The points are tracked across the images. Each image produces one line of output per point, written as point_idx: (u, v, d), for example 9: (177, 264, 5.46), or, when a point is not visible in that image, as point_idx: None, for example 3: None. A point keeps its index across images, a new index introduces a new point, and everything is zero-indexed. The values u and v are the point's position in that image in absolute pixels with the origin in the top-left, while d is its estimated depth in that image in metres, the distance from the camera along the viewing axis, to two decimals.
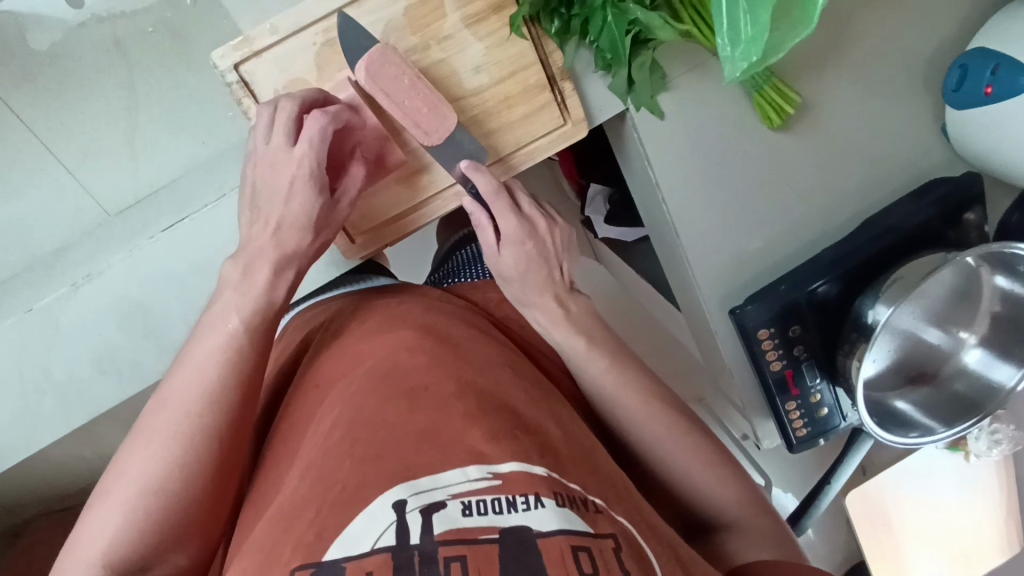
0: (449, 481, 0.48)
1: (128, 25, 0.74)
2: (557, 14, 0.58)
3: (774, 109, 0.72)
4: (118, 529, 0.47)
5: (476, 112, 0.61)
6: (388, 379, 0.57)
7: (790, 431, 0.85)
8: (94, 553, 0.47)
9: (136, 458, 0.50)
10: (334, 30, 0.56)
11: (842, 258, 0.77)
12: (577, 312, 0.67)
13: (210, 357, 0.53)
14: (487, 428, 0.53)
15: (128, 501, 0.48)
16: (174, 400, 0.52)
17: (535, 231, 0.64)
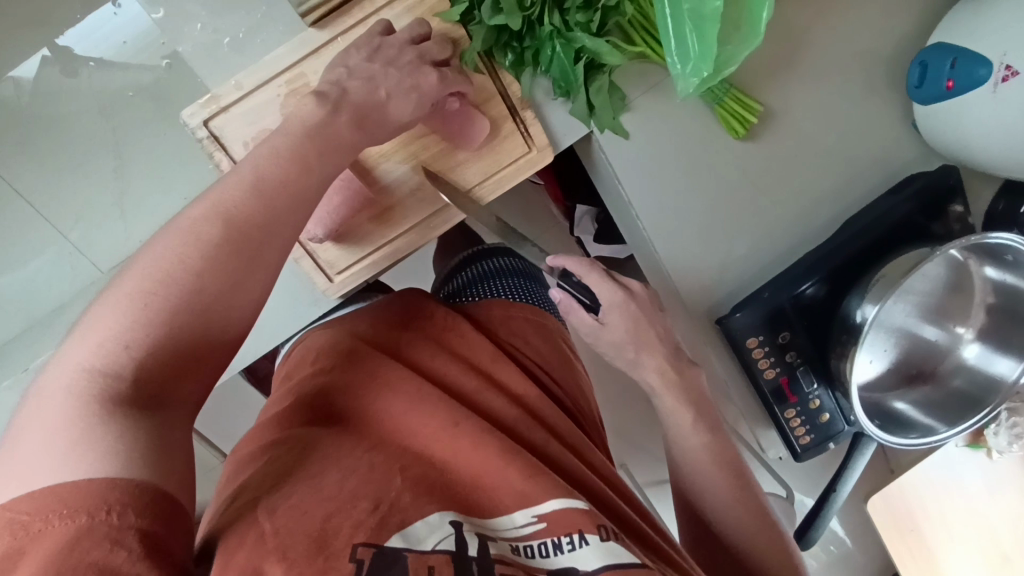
0: (500, 527, 0.51)
1: (109, 88, 0.77)
2: (510, 47, 0.59)
3: (738, 120, 0.72)
4: (115, 348, 0.40)
5: (439, 148, 0.63)
6: (429, 408, 0.57)
7: (793, 440, 0.85)
8: (103, 356, 0.39)
9: (159, 266, 0.42)
10: (297, 80, 0.58)
11: (824, 258, 0.77)
12: (688, 377, 0.71)
13: (236, 199, 0.46)
14: (524, 462, 0.54)
15: (137, 322, 0.40)
16: (196, 235, 0.44)
17: (631, 293, 0.68)
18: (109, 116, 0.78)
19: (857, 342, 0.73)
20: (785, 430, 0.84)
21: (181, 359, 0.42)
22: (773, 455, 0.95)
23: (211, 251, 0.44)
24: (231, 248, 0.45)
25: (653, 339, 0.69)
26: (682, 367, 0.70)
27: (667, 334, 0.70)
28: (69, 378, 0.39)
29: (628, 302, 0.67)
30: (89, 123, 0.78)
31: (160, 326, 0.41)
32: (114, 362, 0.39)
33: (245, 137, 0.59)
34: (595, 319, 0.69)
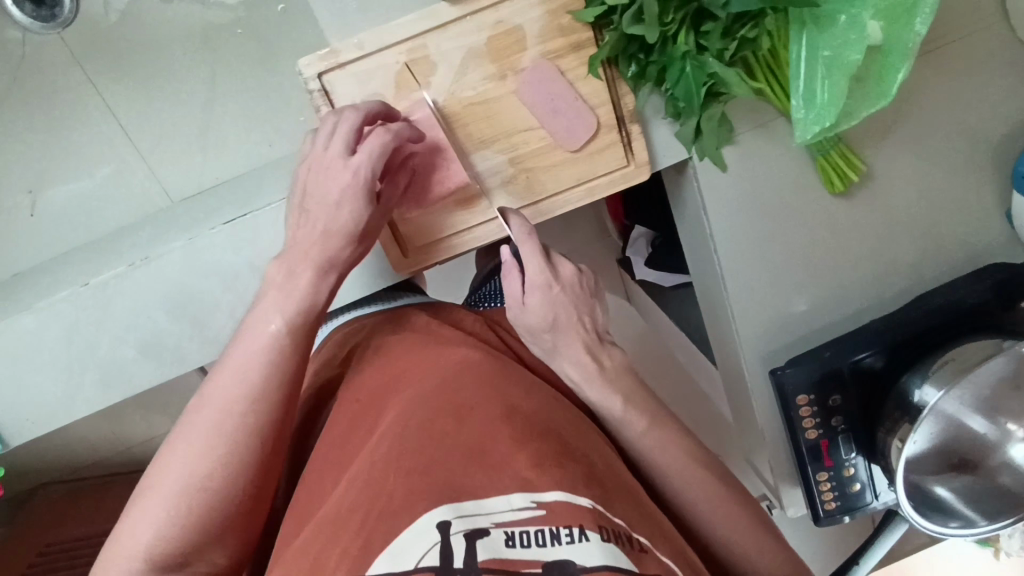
0: (493, 509, 0.46)
1: (221, 26, 0.84)
2: (635, 59, 0.58)
3: (837, 174, 0.71)
4: (162, 520, 0.49)
5: (539, 146, 0.62)
6: (441, 398, 0.56)
7: (819, 504, 0.83)
8: (137, 547, 0.49)
9: (174, 459, 0.51)
10: (418, 50, 0.57)
11: (890, 330, 0.76)
12: (612, 367, 0.65)
13: (254, 357, 0.53)
14: (531, 454, 0.51)
15: (174, 496, 0.50)
16: (221, 403, 0.52)
17: (559, 275, 0.62)
18: (213, 49, 0.85)
19: (914, 424, 0.71)
20: (813, 494, 0.83)
21: (212, 524, 0.51)
22: (791, 514, 0.93)
23: (224, 422, 0.51)
24: (249, 419, 0.52)
25: (573, 325, 0.63)
26: (604, 361, 0.65)
27: (591, 323, 0.65)
28: (125, 548, 0.49)
29: (557, 285, 0.61)
30: (196, 59, 0.85)
31: (199, 497, 0.50)
32: (157, 549, 0.49)
33: (354, 97, 0.58)
34: (520, 297, 0.62)
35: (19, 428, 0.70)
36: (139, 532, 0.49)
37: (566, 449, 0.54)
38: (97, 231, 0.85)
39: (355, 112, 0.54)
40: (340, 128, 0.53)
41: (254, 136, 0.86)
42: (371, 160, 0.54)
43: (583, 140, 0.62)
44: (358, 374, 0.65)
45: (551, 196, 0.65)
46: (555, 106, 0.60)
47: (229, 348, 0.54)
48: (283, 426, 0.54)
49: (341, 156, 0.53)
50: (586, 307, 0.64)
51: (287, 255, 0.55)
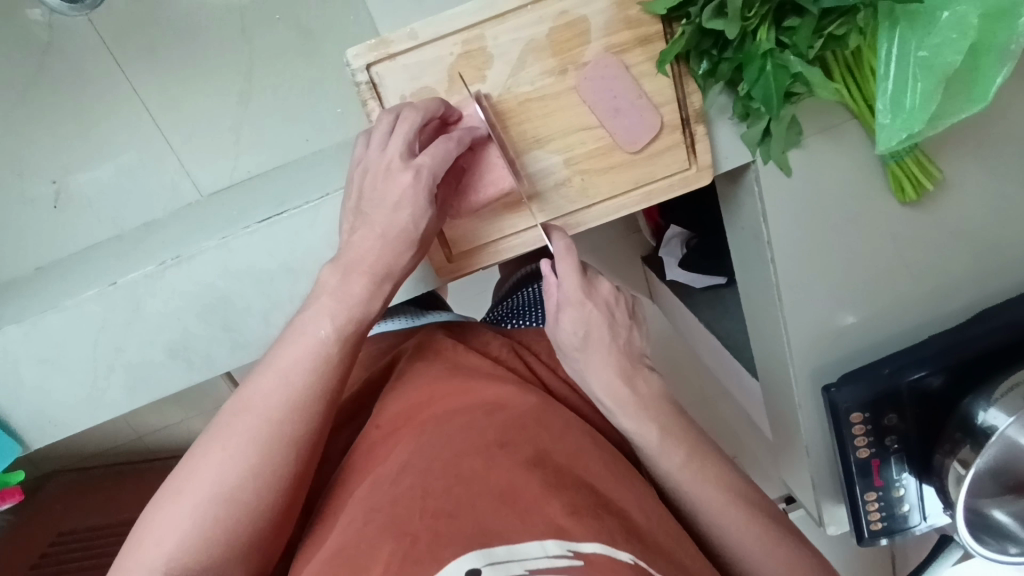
0: (526, 554, 0.43)
1: (259, 14, 0.80)
2: (707, 55, 0.54)
3: (911, 182, 0.66)
4: (189, 529, 0.45)
5: (598, 146, 0.58)
6: (465, 432, 0.53)
7: (865, 524, 0.81)
8: (157, 557, 0.44)
9: (207, 462, 0.47)
10: (474, 42, 0.53)
11: (952, 350, 0.72)
12: (647, 394, 0.61)
13: (298, 364, 0.49)
14: (568, 500, 0.48)
15: (203, 503, 0.46)
16: (260, 410, 0.48)
17: (596, 291, 0.59)
18: (250, 40, 0.81)
19: (978, 449, 0.68)
20: (860, 514, 0.80)
21: (240, 539, 0.46)
22: (832, 532, 0.91)
23: (260, 429, 0.48)
24: (288, 431, 0.48)
25: (606, 346, 0.60)
26: (639, 385, 0.61)
27: (626, 344, 0.61)
28: (145, 556, 0.44)
29: (592, 304, 0.58)
30: (229, 46, 0.81)
31: (229, 509, 0.46)
32: (179, 561, 0.44)
33: (404, 91, 0.55)
34: (554, 309, 0.59)
35: (43, 427, 0.67)
36: (162, 541, 0.45)
37: (602, 501, 0.51)
38: (122, 223, 0.83)
39: (414, 113, 0.50)
40: (399, 127, 0.50)
41: (289, 132, 0.84)
42: (434, 161, 0.51)
43: (643, 140, 0.58)
44: (380, 402, 0.62)
45: (606, 200, 0.61)
46: (617, 104, 0.56)
47: (273, 350, 0.51)
48: (318, 439, 0.50)
49: (402, 158, 0.50)
50: (622, 328, 0.61)
51: (341, 259, 0.51)
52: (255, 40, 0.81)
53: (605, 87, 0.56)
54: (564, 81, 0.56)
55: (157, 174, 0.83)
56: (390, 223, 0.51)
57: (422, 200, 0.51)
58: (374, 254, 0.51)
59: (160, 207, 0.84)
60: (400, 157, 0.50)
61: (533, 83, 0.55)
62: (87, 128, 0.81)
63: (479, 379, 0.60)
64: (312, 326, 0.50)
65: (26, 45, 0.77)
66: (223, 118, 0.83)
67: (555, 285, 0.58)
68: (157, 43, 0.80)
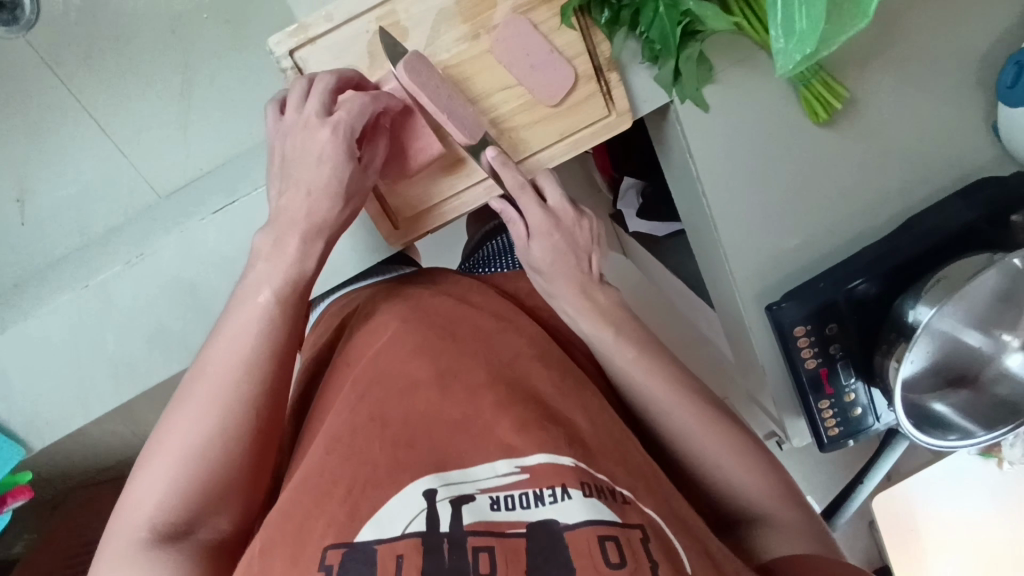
0: (478, 476, 0.49)
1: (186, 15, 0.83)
2: (607, 4, 0.58)
3: (821, 104, 0.70)
4: (170, 486, 0.49)
5: (521, 103, 0.62)
6: (423, 365, 0.58)
7: (822, 430, 0.86)
8: (140, 517, 0.48)
9: (176, 429, 0.51)
10: (388, 18, 0.57)
11: (885, 257, 0.77)
12: (606, 303, 0.66)
13: (245, 327, 0.54)
14: (516, 418, 0.53)
15: (175, 461, 0.50)
16: (218, 375, 0.52)
17: (563, 223, 0.63)
18: (182, 39, 0.84)
19: (909, 343, 0.73)
20: (816, 422, 0.85)
21: (215, 488, 0.51)
22: (798, 444, 0.96)
23: (219, 394, 0.52)
24: (246, 389, 0.53)
25: (570, 270, 0.65)
26: (599, 296, 0.66)
27: (592, 266, 0.66)
28: (128, 519, 0.49)
29: (556, 232, 0.62)
30: (162, 48, 0.84)
31: (200, 463, 0.50)
32: (160, 518, 0.48)
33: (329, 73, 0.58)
34: (523, 240, 0.63)
35: (41, 428, 0.72)
36: (142, 501, 0.49)
37: (550, 415, 0.56)
38: (85, 231, 0.86)
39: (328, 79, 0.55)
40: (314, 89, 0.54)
41: (232, 122, 0.87)
42: (350, 115, 0.54)
43: (562, 92, 0.61)
44: (346, 343, 0.65)
45: (537, 152, 0.64)
46: (532, 61, 0.60)
47: (223, 317, 0.55)
48: (276, 396, 0.55)
49: (319, 115, 0.54)
50: (584, 252, 0.65)
51: (273, 224, 0.55)
52: (190, 44, 0.85)
53: (520, 46, 0.59)
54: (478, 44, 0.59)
55: (114, 180, 0.87)
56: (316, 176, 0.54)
57: (345, 158, 0.55)
58: (306, 215, 0.55)
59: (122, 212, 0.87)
60: (317, 115, 0.54)
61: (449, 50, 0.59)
62: (41, 144, 0.84)
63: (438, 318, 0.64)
64: (257, 290, 0.55)
65: None
66: (171, 119, 0.86)
67: (520, 220, 0.62)
68: (93, 54, 0.83)
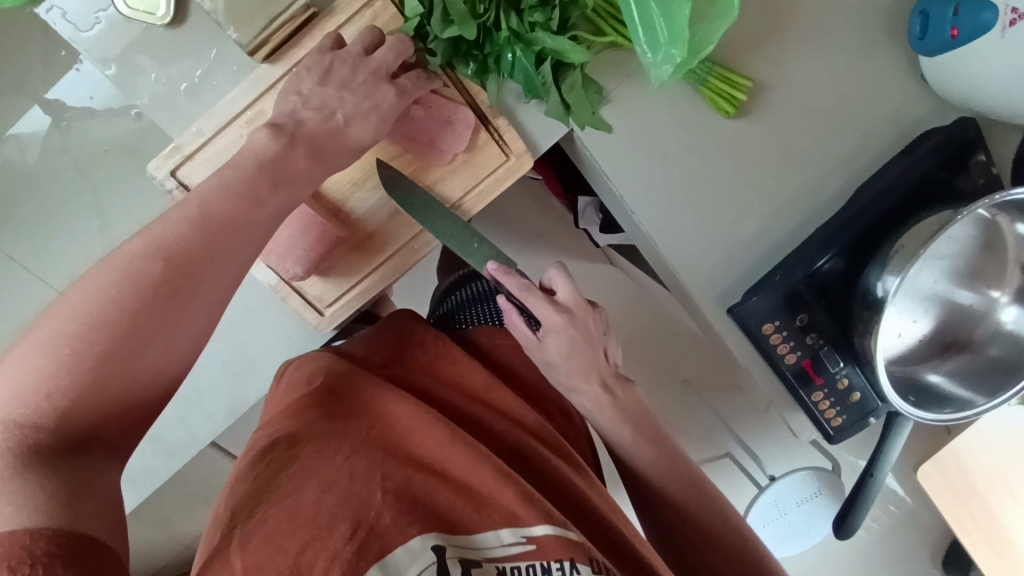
0: (485, 543, 0.55)
1: None
2: (470, 56, 0.57)
3: (726, 98, 0.68)
4: (48, 362, 0.42)
5: (415, 167, 0.61)
6: (417, 432, 0.61)
7: (824, 423, 0.81)
8: (22, 384, 0.41)
9: (86, 297, 0.44)
10: (258, 119, 0.56)
11: (840, 230, 0.72)
12: (625, 399, 0.71)
13: (171, 232, 0.47)
14: (519, 487, 0.58)
15: (55, 338, 0.43)
16: (143, 261, 0.46)
17: (575, 317, 0.67)
18: None
19: (880, 316, 0.69)
20: (814, 414, 0.81)
21: (104, 384, 0.43)
22: (807, 438, 0.90)
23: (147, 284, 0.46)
24: (151, 272, 0.46)
25: (585, 355, 0.67)
26: (619, 392, 0.70)
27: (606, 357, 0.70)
28: (13, 379, 0.41)
29: (570, 327, 0.66)
30: None
31: (77, 355, 0.43)
32: (38, 395, 0.41)
33: None
34: (534, 336, 0.67)
35: None
36: (31, 367, 0.42)
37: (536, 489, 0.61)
38: None
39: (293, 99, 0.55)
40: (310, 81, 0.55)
41: None
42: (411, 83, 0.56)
43: (461, 148, 0.60)
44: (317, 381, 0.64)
45: None
46: (413, 127, 0.59)
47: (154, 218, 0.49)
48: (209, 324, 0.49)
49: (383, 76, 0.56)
50: (598, 339, 0.69)
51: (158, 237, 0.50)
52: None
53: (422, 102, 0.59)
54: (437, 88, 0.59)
55: None
56: (357, 115, 0.55)
57: None
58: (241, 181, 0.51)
59: None
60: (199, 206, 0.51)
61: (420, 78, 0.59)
62: None
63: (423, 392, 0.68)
64: None
65: None
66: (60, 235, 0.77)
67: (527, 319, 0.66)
68: None
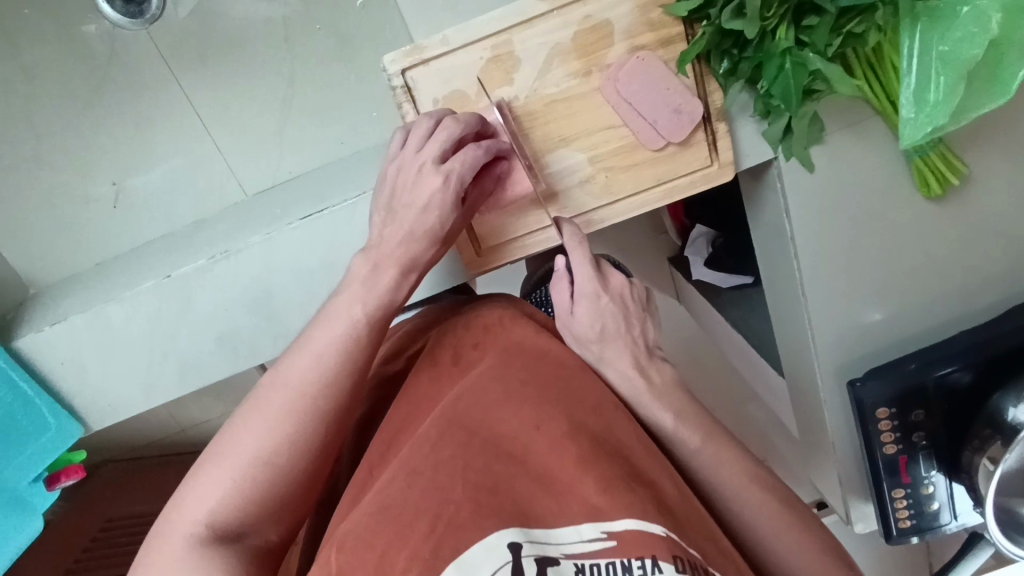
0: (561, 539, 0.46)
1: (301, 21, 0.87)
2: (727, 55, 0.56)
3: (935, 177, 0.67)
4: (225, 492, 0.49)
5: (622, 145, 0.61)
6: (503, 402, 0.54)
7: (892, 521, 0.80)
8: (201, 513, 0.48)
9: (248, 427, 0.51)
10: (503, 46, 0.57)
11: (981, 345, 0.71)
12: (662, 384, 0.61)
13: (330, 343, 0.53)
14: (600, 476, 0.48)
15: (239, 469, 0.49)
16: (294, 382, 0.52)
17: (609, 286, 0.61)
18: (291, 46, 0.88)
19: (1007, 445, 0.67)
20: (887, 511, 0.79)
21: (271, 506, 0.50)
22: (861, 529, 0.91)
23: (294, 399, 0.51)
24: (321, 405, 0.52)
25: (622, 337, 0.61)
26: (654, 376, 0.61)
27: (641, 337, 0.62)
28: (191, 512, 0.48)
29: (606, 297, 0.60)
30: (272, 52, 0.88)
31: (252, 461, 0.49)
32: (219, 516, 0.48)
33: (437, 95, 0.59)
34: (568, 306, 0.61)
35: (100, 410, 0.74)
36: (206, 496, 0.49)
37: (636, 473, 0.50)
38: (173, 223, 0.92)
39: (465, 156, 0.54)
40: (438, 133, 0.53)
41: (329, 131, 0.92)
42: (463, 166, 0.53)
43: (677, 138, 0.60)
44: (411, 378, 0.63)
45: (619, 203, 0.63)
46: (639, 105, 0.59)
47: (310, 326, 0.54)
48: (346, 412, 0.53)
49: (434, 163, 0.53)
50: (636, 319, 0.62)
51: (372, 250, 0.55)
52: (295, 55, 0.89)
53: (642, 94, 0.58)
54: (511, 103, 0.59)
55: (206, 175, 0.92)
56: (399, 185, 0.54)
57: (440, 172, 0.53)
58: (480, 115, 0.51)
59: (210, 207, 0.92)
60: (431, 161, 0.53)
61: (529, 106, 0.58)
62: (142, 133, 0.89)
63: (518, 347, 0.60)
64: (345, 306, 0.54)
65: (91, 61, 0.85)
66: (266, 124, 0.91)
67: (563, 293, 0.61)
68: (206, 54, 0.87)
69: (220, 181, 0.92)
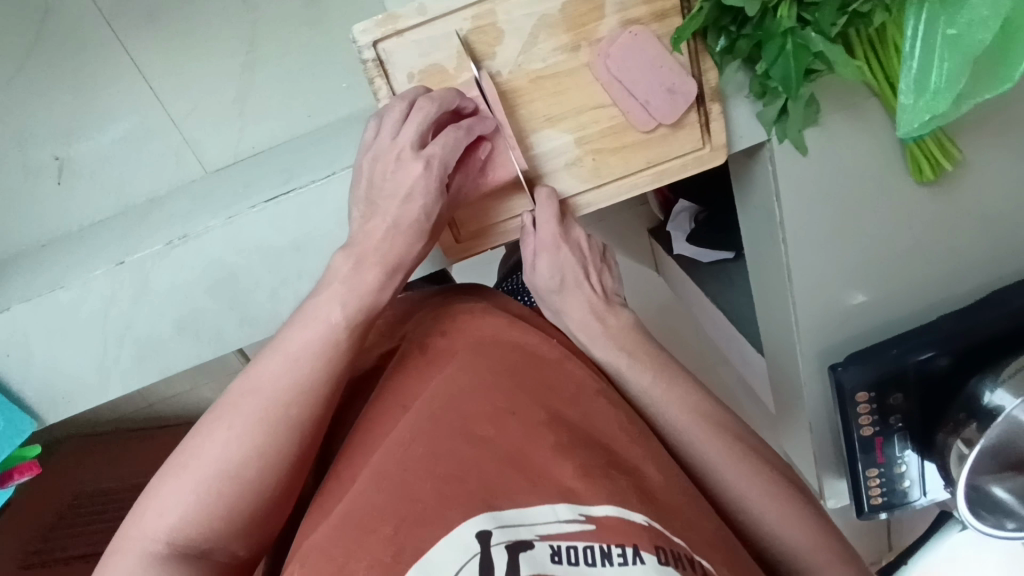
0: (536, 520, 0.43)
1: None
2: (725, 31, 0.52)
3: (929, 162, 0.65)
4: (187, 510, 0.46)
5: (612, 126, 0.57)
6: (472, 395, 0.52)
7: (865, 499, 0.81)
8: (162, 528, 0.45)
9: (213, 438, 0.47)
10: (485, 16, 0.52)
11: (962, 332, 0.72)
12: (617, 327, 0.62)
13: (309, 348, 0.49)
14: (578, 463, 0.48)
15: (204, 482, 0.46)
16: (269, 390, 0.49)
17: (570, 237, 0.60)
18: (251, 8, 0.81)
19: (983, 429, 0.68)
20: (862, 489, 0.81)
21: (241, 522, 0.47)
22: (833, 505, 0.93)
23: (265, 410, 0.48)
24: (294, 415, 0.49)
25: (581, 288, 0.61)
26: (611, 321, 0.62)
27: (598, 284, 0.63)
28: (151, 527, 0.45)
29: (567, 247, 0.59)
30: (230, 13, 0.81)
31: (216, 477, 0.46)
32: (181, 535, 0.45)
33: (412, 68, 0.54)
34: (530, 257, 0.60)
35: (55, 399, 0.69)
36: (165, 512, 0.46)
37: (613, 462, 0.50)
38: (126, 197, 0.86)
39: (446, 139, 0.50)
40: (412, 117, 0.49)
41: (293, 101, 0.86)
42: (445, 151, 0.50)
43: (670, 119, 0.56)
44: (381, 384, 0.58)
45: (607, 185, 0.60)
46: (630, 84, 0.55)
47: (284, 330, 0.51)
48: (323, 423, 0.51)
49: (413, 149, 0.50)
50: (595, 269, 0.62)
51: (354, 246, 0.51)
52: (255, 17, 0.81)
53: (635, 74, 0.55)
54: (494, 77, 0.54)
55: (160, 145, 0.85)
56: (379, 178, 0.50)
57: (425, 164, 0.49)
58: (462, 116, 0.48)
59: (166, 180, 0.87)
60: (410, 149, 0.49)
61: (515, 78, 0.54)
62: (86, 100, 0.82)
63: (496, 344, 0.58)
64: (327, 309, 0.51)
65: (20, 17, 0.76)
66: (225, 91, 0.84)
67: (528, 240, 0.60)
68: (155, 11, 0.79)
69: (176, 153, 0.86)
